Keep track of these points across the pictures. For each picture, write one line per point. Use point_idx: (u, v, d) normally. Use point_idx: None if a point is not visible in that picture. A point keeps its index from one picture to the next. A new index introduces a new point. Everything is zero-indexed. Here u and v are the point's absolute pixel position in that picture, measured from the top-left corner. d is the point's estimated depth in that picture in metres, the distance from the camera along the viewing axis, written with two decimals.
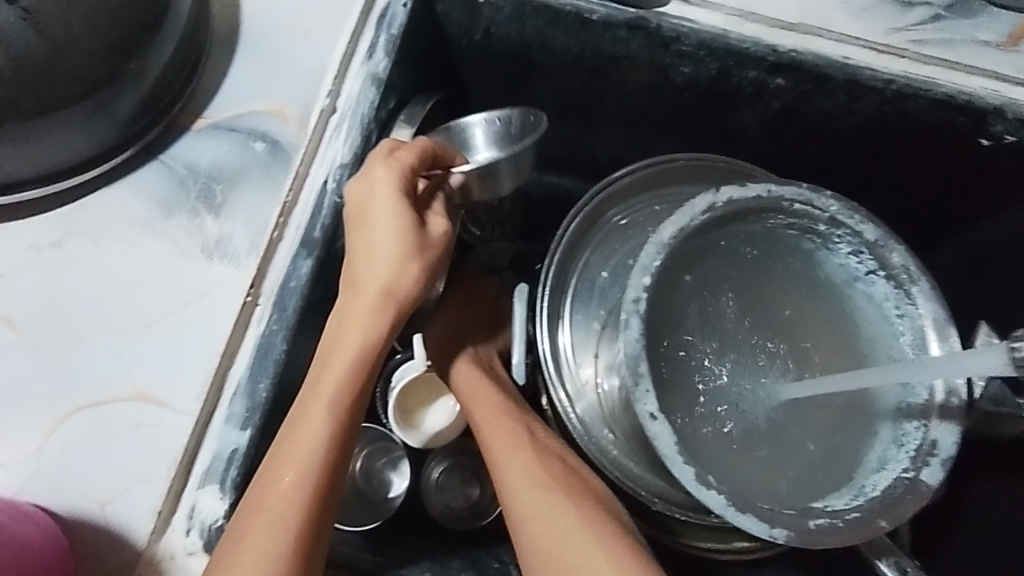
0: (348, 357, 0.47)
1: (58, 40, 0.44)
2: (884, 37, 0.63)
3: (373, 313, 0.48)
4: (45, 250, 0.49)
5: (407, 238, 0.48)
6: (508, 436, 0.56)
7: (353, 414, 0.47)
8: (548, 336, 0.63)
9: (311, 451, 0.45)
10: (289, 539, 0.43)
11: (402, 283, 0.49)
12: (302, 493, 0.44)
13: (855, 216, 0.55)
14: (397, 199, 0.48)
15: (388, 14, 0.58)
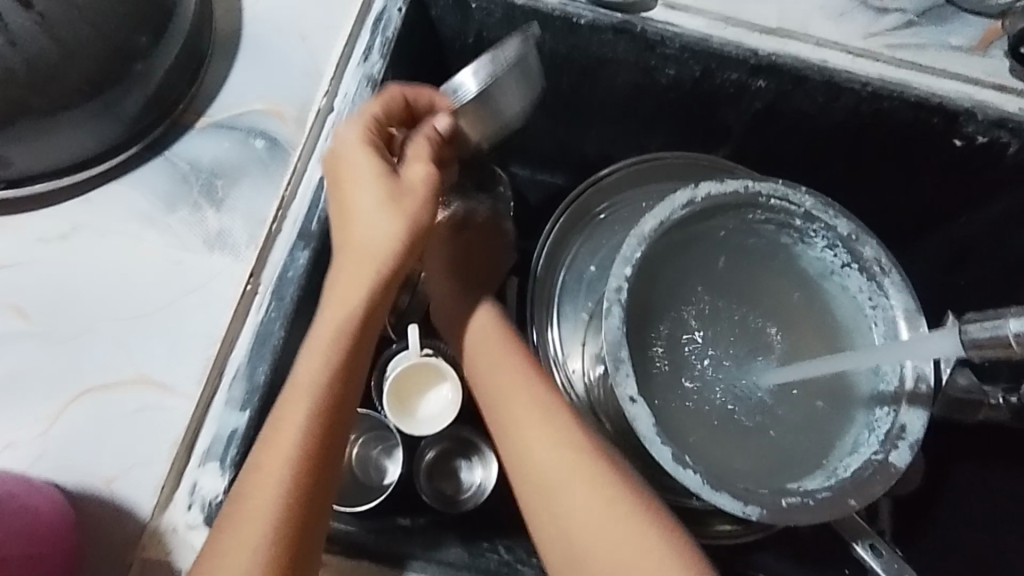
0: (331, 341, 0.47)
1: (67, 41, 0.46)
2: (860, 42, 0.66)
3: (354, 285, 0.48)
4: (54, 241, 0.52)
5: (380, 189, 0.49)
6: (522, 397, 0.54)
7: (338, 393, 0.47)
8: (537, 331, 0.66)
9: (293, 434, 0.45)
10: (271, 526, 0.43)
11: (385, 241, 0.48)
12: (285, 477, 0.44)
13: (829, 210, 0.57)
14: (364, 151, 0.50)
15: (384, 18, 0.60)
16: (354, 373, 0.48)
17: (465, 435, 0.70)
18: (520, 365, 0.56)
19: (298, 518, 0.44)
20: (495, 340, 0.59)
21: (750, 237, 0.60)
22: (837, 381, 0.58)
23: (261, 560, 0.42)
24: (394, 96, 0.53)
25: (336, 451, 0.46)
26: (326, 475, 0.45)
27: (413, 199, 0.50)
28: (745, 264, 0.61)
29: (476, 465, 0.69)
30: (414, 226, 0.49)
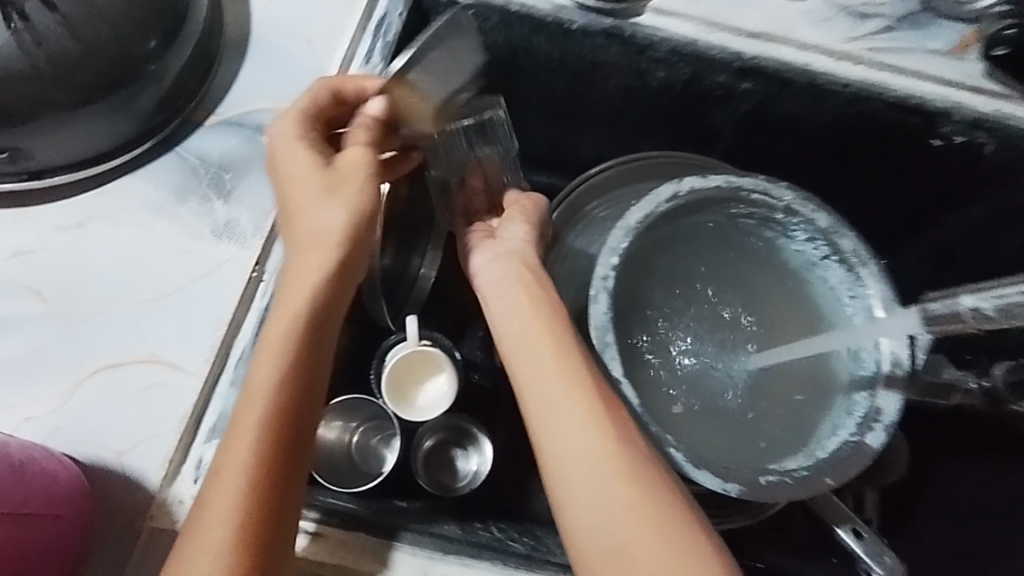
0: (282, 345, 0.47)
1: (87, 41, 0.49)
2: (839, 46, 0.68)
3: (305, 286, 0.49)
4: (71, 230, 0.55)
5: (318, 182, 0.51)
6: (574, 383, 0.50)
7: (295, 395, 0.47)
8: None
9: (247, 443, 0.45)
10: (232, 532, 0.44)
11: (332, 229, 0.50)
12: (244, 484, 0.45)
13: (809, 204, 0.59)
14: (299, 146, 0.52)
15: (385, 22, 0.64)
16: (311, 371, 0.48)
17: (463, 424, 0.73)
18: (566, 348, 0.52)
19: (262, 520, 0.45)
20: (543, 317, 0.54)
21: (733, 231, 0.64)
22: (819, 367, 0.61)
23: (223, 565, 0.43)
24: (319, 89, 0.55)
25: (300, 451, 0.47)
26: (291, 474, 0.46)
27: (352, 183, 0.51)
28: (731, 257, 0.65)
29: (471, 454, 0.72)
30: (356, 210, 0.50)
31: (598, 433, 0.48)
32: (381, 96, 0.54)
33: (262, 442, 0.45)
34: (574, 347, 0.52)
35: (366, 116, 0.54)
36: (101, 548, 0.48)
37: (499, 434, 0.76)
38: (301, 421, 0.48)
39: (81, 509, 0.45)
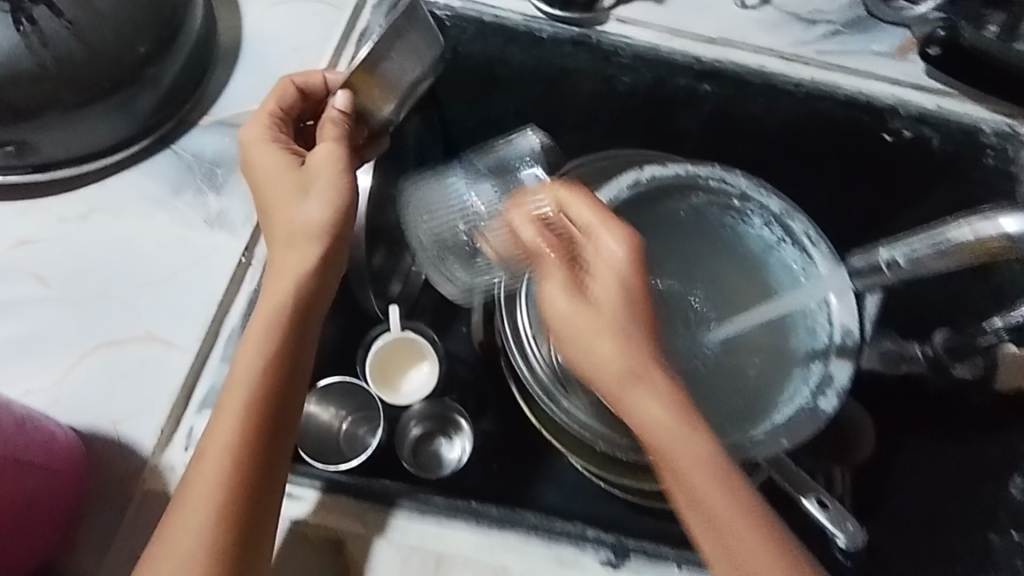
0: (272, 332, 0.52)
1: (93, 43, 0.54)
2: (792, 48, 0.74)
3: (286, 281, 0.53)
4: (73, 221, 0.59)
5: (292, 179, 0.54)
6: (681, 429, 0.47)
7: (273, 384, 0.51)
8: (508, 321, 0.70)
9: (229, 430, 0.49)
10: (214, 509, 0.48)
11: (315, 225, 0.54)
12: (224, 465, 0.49)
13: (762, 191, 0.64)
14: (272, 148, 0.56)
15: (368, 33, 0.69)
16: (294, 359, 0.52)
17: (448, 408, 0.76)
18: (658, 380, 0.48)
19: (243, 499, 0.49)
20: (630, 351, 0.47)
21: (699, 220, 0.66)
22: (777, 343, 0.63)
23: (204, 539, 0.47)
24: (285, 87, 0.59)
25: (279, 436, 0.51)
26: (271, 457, 0.50)
27: (322, 175, 0.54)
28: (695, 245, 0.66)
29: (454, 437, 0.76)
30: (331, 202, 0.54)
31: (713, 480, 0.47)
32: (344, 89, 0.57)
33: (244, 427, 0.49)
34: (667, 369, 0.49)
35: (333, 109, 0.57)
36: (95, 513, 0.50)
37: (483, 425, 0.78)
38: (285, 407, 0.52)
39: (72, 468, 0.48)
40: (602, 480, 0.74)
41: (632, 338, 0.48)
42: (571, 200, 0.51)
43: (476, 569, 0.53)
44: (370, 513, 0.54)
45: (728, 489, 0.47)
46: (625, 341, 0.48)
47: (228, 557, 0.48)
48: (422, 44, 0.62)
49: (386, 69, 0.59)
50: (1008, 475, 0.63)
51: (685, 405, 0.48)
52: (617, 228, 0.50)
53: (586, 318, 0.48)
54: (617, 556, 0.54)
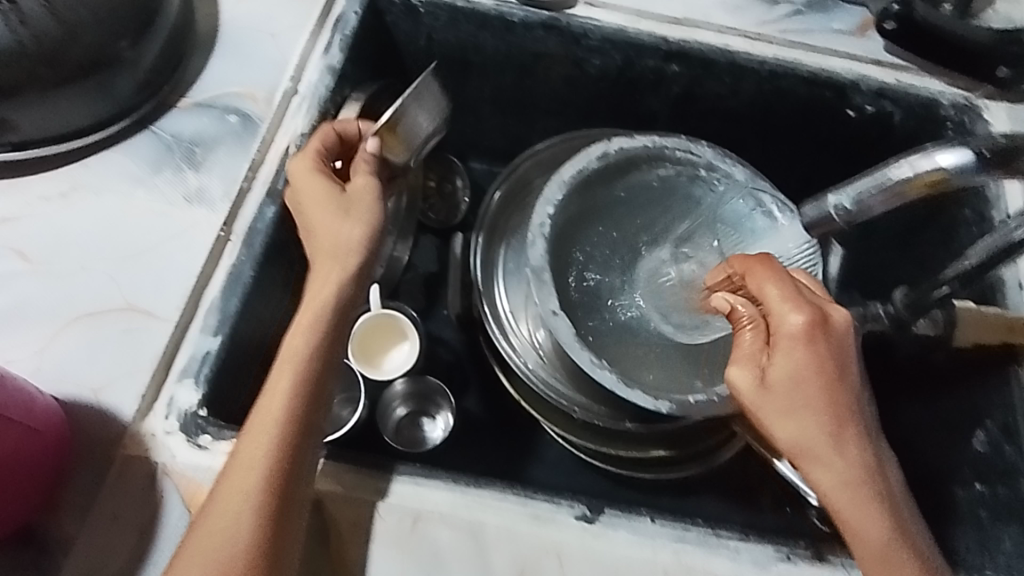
0: (311, 320, 0.53)
1: (71, 23, 0.56)
2: (755, 28, 0.76)
3: (327, 279, 0.54)
4: (54, 199, 0.60)
5: (329, 203, 0.56)
6: (862, 498, 0.48)
7: (318, 370, 0.51)
8: (487, 301, 0.72)
9: (278, 408, 0.50)
10: (260, 484, 0.47)
11: (350, 241, 0.55)
12: (267, 441, 0.48)
13: (727, 160, 0.67)
14: (315, 175, 0.57)
15: (343, 20, 0.72)
16: (335, 347, 0.53)
17: (432, 388, 0.78)
18: (862, 442, 0.49)
19: (285, 477, 0.48)
20: (834, 417, 0.49)
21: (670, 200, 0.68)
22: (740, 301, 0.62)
23: (248, 521, 0.46)
24: (326, 131, 0.61)
25: (318, 422, 0.51)
26: (312, 443, 0.50)
27: (360, 203, 0.56)
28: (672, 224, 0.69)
29: (437, 417, 0.77)
30: (368, 225, 0.56)
31: (900, 539, 0.48)
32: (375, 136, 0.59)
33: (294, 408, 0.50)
34: (829, 409, 0.49)
35: (363, 151, 0.58)
36: (77, 478, 0.51)
37: (465, 403, 0.79)
38: (322, 394, 0.52)
39: (51, 430, 0.49)
40: (579, 451, 0.74)
41: (842, 415, 0.49)
42: (756, 278, 0.51)
43: (452, 525, 0.53)
44: (349, 475, 0.54)
45: (892, 548, 0.47)
46: (820, 407, 0.49)
47: (267, 538, 0.46)
48: (437, 101, 0.65)
49: (409, 120, 0.62)
50: (973, 430, 0.63)
51: (884, 465, 0.50)
52: (800, 305, 0.50)
53: (839, 388, 0.49)
54: (592, 511, 0.54)
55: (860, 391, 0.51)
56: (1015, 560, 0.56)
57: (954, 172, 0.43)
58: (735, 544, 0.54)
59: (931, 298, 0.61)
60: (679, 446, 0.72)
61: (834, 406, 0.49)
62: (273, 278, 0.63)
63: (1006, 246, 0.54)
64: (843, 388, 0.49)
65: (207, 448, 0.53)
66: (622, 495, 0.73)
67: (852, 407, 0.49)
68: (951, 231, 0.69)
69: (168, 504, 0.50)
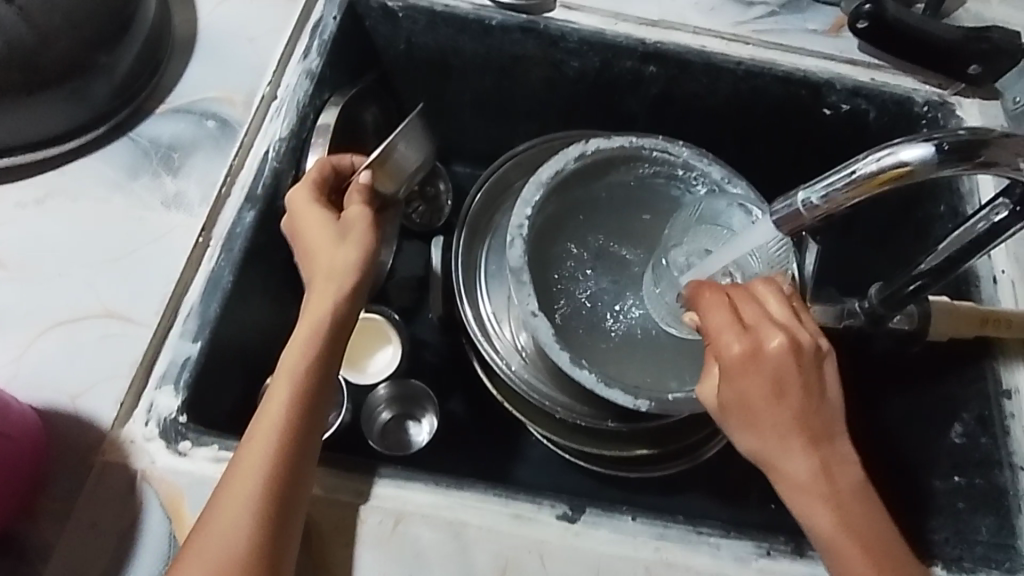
0: (307, 331, 0.53)
1: (44, 28, 0.56)
2: (730, 28, 0.76)
3: (325, 296, 0.54)
4: (30, 206, 0.60)
5: (327, 230, 0.56)
6: (825, 501, 0.48)
7: (316, 381, 0.52)
8: (470, 306, 0.72)
9: (277, 416, 0.50)
10: (258, 490, 0.47)
11: (345, 267, 0.55)
12: (267, 446, 0.49)
13: (704, 159, 0.66)
14: (314, 206, 0.57)
15: (321, 24, 0.72)
16: (331, 360, 0.53)
17: (416, 391, 0.77)
18: (812, 453, 0.48)
19: (283, 484, 0.48)
20: (779, 435, 0.48)
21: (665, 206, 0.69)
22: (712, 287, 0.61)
23: (242, 528, 0.46)
24: (323, 165, 0.60)
25: (316, 431, 0.51)
26: (309, 452, 0.50)
27: (358, 230, 0.56)
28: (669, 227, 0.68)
29: (422, 419, 0.77)
30: (363, 248, 0.56)
31: (857, 543, 0.47)
32: (367, 169, 0.60)
33: (292, 416, 0.50)
34: (785, 417, 0.48)
35: (356, 182, 0.59)
36: (54, 485, 0.51)
37: (450, 406, 0.79)
38: (319, 407, 0.52)
39: (26, 437, 0.48)
40: (563, 450, 0.73)
41: (789, 432, 0.48)
42: (709, 302, 0.51)
43: (433, 525, 0.53)
44: (330, 478, 0.54)
45: (847, 550, 0.47)
46: (766, 426, 0.48)
47: (264, 544, 0.46)
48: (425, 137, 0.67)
49: (399, 155, 0.63)
50: (950, 424, 0.64)
51: (841, 468, 0.49)
52: (754, 327, 0.49)
53: (786, 406, 0.48)
54: (574, 510, 0.54)
55: (819, 398, 0.49)
56: (991, 550, 0.56)
57: (917, 164, 0.44)
58: (716, 541, 0.54)
59: (906, 292, 0.60)
60: (662, 444, 0.71)
61: (794, 413, 0.48)
62: (253, 283, 0.63)
63: (987, 231, 0.53)
64: (793, 403, 0.48)
65: (187, 455, 0.52)
66: (606, 495, 0.73)
67: (810, 412, 0.49)
68: (927, 227, 0.70)
69: (147, 511, 0.50)
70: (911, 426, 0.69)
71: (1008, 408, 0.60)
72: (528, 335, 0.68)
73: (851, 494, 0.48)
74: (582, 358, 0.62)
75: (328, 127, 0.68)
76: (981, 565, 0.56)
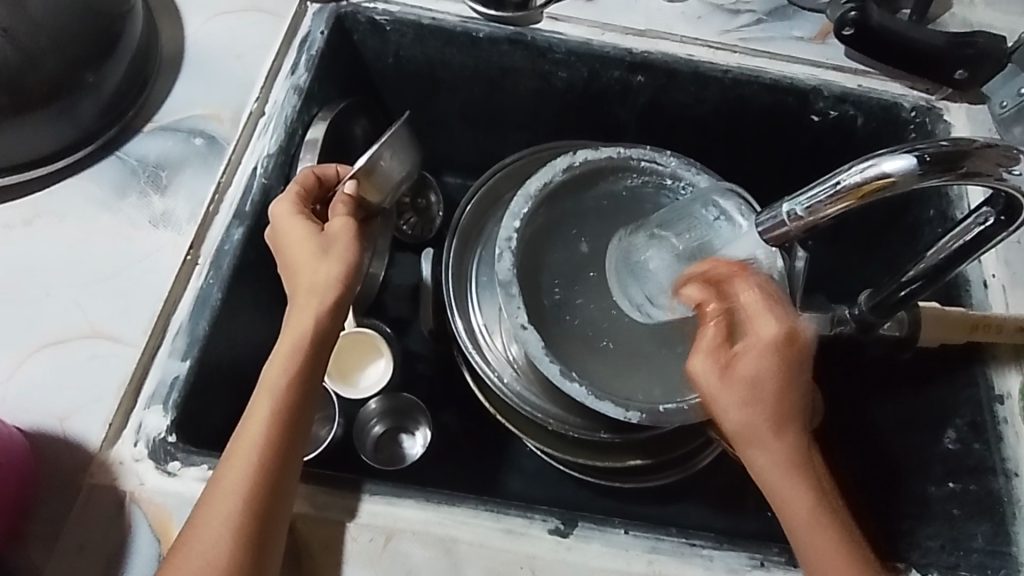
0: (288, 345, 0.53)
1: (28, 49, 0.56)
2: (717, 37, 0.77)
3: (307, 310, 0.54)
4: (18, 227, 0.60)
5: (310, 243, 0.55)
6: (796, 479, 0.52)
7: (297, 398, 0.52)
8: (460, 318, 0.71)
9: (258, 433, 0.50)
10: (238, 508, 0.47)
11: (325, 280, 0.54)
12: (247, 464, 0.49)
13: (691, 168, 0.67)
14: (296, 219, 0.57)
15: (309, 39, 0.72)
16: (313, 375, 0.53)
17: (408, 403, 0.78)
18: (796, 443, 0.52)
19: (263, 502, 0.48)
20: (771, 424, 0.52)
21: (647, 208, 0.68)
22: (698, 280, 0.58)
23: (224, 545, 0.46)
24: (306, 175, 0.60)
25: (298, 448, 0.51)
26: (290, 468, 0.50)
27: (341, 243, 0.56)
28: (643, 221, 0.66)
29: (415, 431, 0.77)
30: (346, 261, 0.55)
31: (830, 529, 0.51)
32: (351, 179, 0.60)
33: (274, 432, 0.50)
34: (769, 399, 0.52)
35: (343, 192, 0.59)
36: (42, 507, 0.50)
37: (443, 418, 0.79)
38: (300, 424, 0.52)
39: (13, 460, 0.48)
40: (560, 464, 0.72)
41: (778, 424, 0.52)
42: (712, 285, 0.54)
43: (424, 542, 0.52)
44: (320, 496, 0.53)
45: (815, 524, 0.51)
46: (753, 406, 0.52)
47: (244, 562, 0.46)
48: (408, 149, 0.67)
49: (384, 168, 0.63)
50: (944, 430, 0.63)
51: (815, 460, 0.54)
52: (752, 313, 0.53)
53: (775, 400, 0.52)
54: (566, 524, 0.54)
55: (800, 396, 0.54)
56: (986, 558, 0.56)
57: (897, 175, 0.44)
58: (709, 552, 0.54)
59: (896, 298, 0.61)
60: (656, 455, 0.71)
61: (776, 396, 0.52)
62: (242, 299, 0.63)
63: (974, 237, 0.53)
64: (776, 386, 0.52)
65: (175, 475, 0.52)
66: (602, 506, 0.73)
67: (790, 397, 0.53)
68: (917, 231, 0.70)
69: (136, 532, 0.50)
70: (906, 431, 0.68)
71: (1000, 412, 0.60)
72: (519, 348, 0.67)
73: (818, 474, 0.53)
74: (572, 371, 0.62)
75: (316, 142, 0.68)
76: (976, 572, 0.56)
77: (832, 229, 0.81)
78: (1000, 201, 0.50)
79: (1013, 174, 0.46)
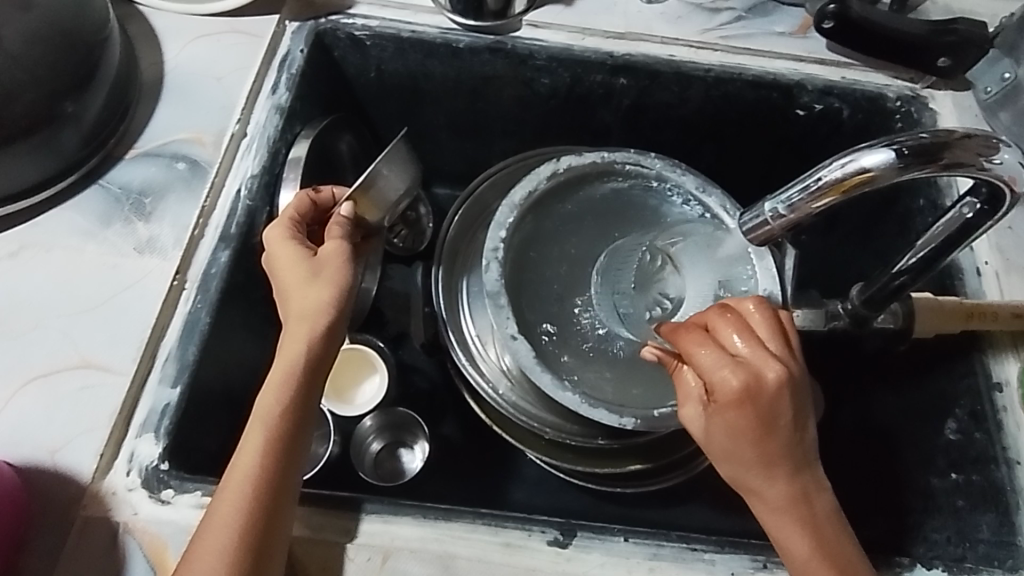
0: (279, 377, 0.52)
1: (5, 84, 0.56)
2: (697, 36, 0.76)
3: (297, 338, 0.53)
4: (4, 259, 0.60)
5: (300, 269, 0.55)
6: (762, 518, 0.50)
7: (289, 428, 0.51)
8: (454, 330, 0.71)
9: (250, 466, 0.49)
10: (232, 541, 0.47)
11: (316, 304, 0.54)
12: (241, 498, 0.48)
13: (675, 169, 0.68)
14: (289, 244, 0.56)
15: (289, 58, 0.72)
16: (305, 401, 0.53)
17: (404, 415, 0.77)
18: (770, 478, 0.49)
19: (259, 532, 0.47)
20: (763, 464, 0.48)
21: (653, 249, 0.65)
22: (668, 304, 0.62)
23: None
24: (301, 199, 0.60)
25: (293, 478, 0.50)
26: (285, 497, 0.50)
27: (332, 267, 0.55)
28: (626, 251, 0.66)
29: (413, 443, 0.76)
30: (337, 287, 0.55)
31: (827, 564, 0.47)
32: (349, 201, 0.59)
33: (268, 463, 0.50)
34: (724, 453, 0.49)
35: (338, 214, 0.58)
36: (36, 543, 0.50)
37: (441, 431, 0.79)
38: (296, 453, 0.51)
39: (5, 496, 0.48)
40: (564, 473, 0.72)
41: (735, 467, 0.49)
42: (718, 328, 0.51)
43: (422, 559, 0.52)
44: (316, 517, 0.53)
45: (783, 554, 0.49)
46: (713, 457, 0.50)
47: None
48: (406, 166, 0.67)
49: (381, 185, 0.63)
50: (944, 420, 0.63)
51: (816, 494, 0.49)
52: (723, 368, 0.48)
53: (748, 437, 0.48)
54: (565, 534, 0.53)
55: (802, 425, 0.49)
56: (993, 549, 0.56)
57: (879, 169, 0.44)
58: (712, 556, 0.54)
59: (889, 289, 0.60)
60: (654, 457, 0.70)
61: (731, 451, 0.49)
62: (231, 322, 0.63)
63: (960, 227, 0.53)
64: (732, 442, 0.48)
65: (170, 503, 0.52)
66: (603, 512, 0.73)
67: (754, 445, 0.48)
68: (908, 220, 0.70)
69: (131, 561, 0.50)
70: (905, 421, 0.68)
71: (1000, 401, 0.59)
72: (513, 360, 0.66)
73: (788, 513, 0.49)
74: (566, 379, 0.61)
75: (299, 160, 0.68)
76: (983, 564, 0.55)
77: (824, 222, 0.80)
78: (982, 190, 0.50)
79: (993, 162, 0.46)
